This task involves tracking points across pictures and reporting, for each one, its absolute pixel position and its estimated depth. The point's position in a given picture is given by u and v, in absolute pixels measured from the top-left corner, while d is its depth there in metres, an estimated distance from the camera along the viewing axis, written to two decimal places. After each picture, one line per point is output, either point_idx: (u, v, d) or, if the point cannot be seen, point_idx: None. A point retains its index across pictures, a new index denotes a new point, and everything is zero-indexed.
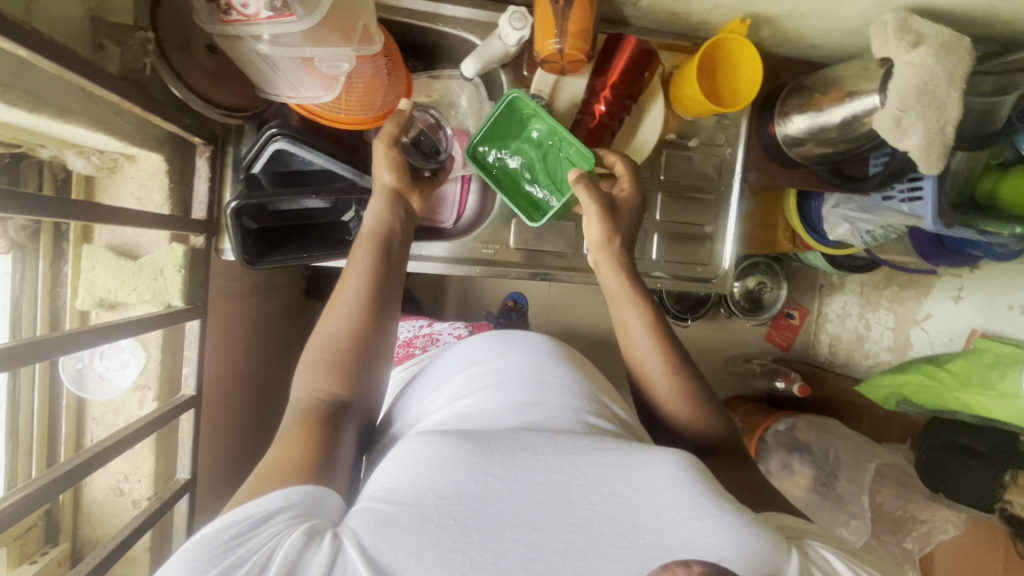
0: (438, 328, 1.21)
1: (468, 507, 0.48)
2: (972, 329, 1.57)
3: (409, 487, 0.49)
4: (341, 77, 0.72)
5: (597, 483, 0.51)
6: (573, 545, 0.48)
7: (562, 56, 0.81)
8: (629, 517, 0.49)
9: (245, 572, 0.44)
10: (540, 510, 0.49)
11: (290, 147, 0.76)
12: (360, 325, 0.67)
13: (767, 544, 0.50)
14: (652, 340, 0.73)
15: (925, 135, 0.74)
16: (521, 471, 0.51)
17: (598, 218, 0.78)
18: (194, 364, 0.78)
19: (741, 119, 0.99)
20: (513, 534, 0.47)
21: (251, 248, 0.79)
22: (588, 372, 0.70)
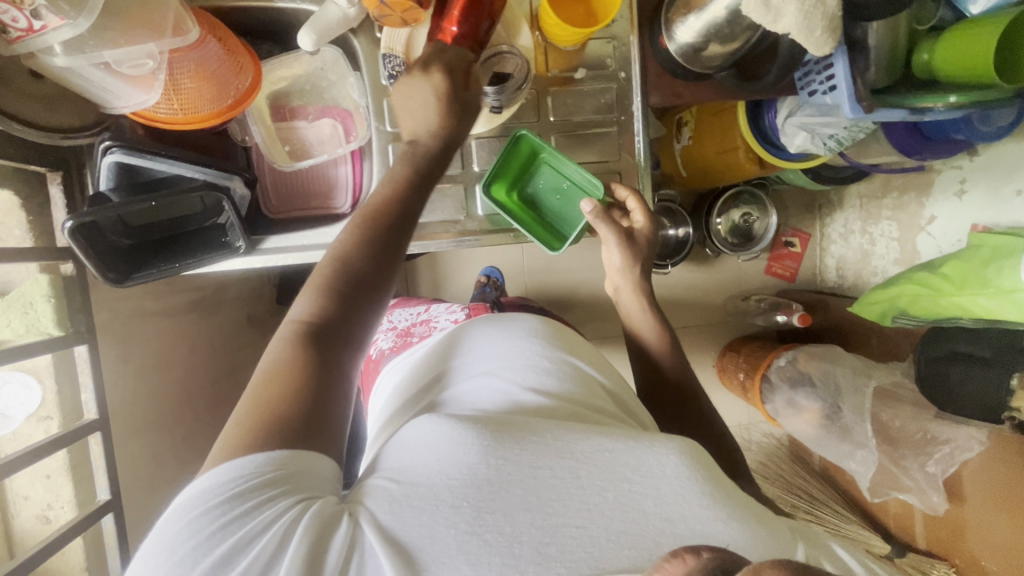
0: (436, 313, 1.13)
1: (482, 490, 0.51)
2: (974, 225, 1.42)
3: (420, 470, 0.52)
4: (157, 74, 0.70)
5: (609, 470, 0.54)
6: (586, 530, 0.51)
7: (391, 8, 0.73)
8: (641, 505, 0.53)
9: (245, 556, 0.45)
10: (552, 494, 0.52)
11: (127, 158, 0.73)
12: (330, 291, 0.60)
13: (767, 537, 0.54)
14: (641, 304, 0.88)
15: (800, 9, 0.64)
16: (533, 456, 0.53)
17: (618, 245, 0.85)
18: (93, 390, 0.79)
19: (630, 37, 0.89)
20: (527, 516, 0.50)
21: (115, 266, 0.77)
22: (568, 344, 0.76)
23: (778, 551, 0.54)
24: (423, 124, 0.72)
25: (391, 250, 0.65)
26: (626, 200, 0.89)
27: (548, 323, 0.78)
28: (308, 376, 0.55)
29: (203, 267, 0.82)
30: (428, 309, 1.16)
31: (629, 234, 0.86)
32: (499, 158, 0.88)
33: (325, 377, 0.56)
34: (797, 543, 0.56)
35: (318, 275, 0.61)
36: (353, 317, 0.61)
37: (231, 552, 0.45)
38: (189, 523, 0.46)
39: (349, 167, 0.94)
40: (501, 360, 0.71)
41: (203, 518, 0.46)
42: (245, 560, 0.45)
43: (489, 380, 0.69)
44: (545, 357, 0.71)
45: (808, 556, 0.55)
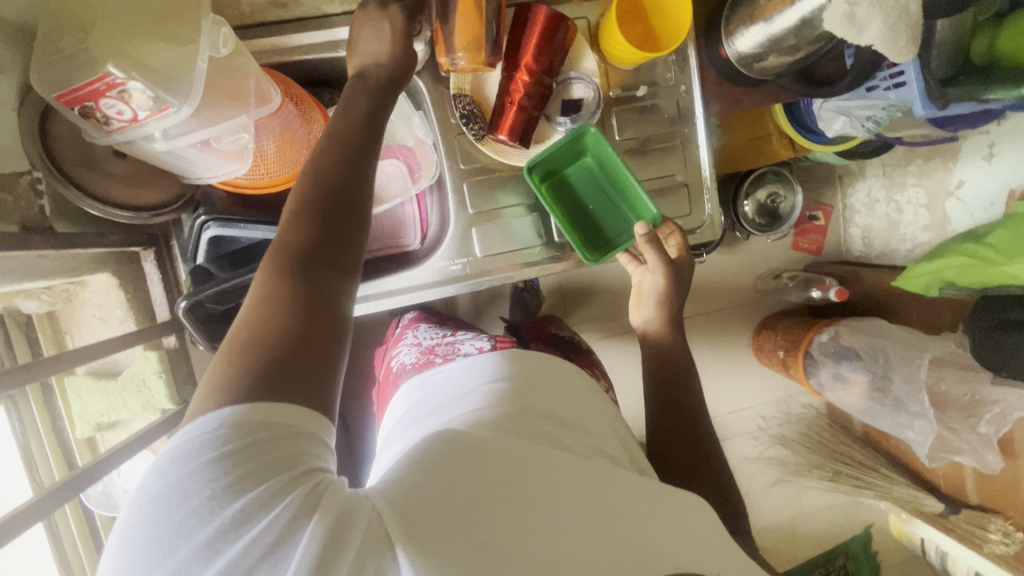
0: (461, 337, 1.01)
1: (502, 503, 0.47)
2: (1010, 190, 1.52)
3: (439, 473, 0.47)
4: (248, 146, 0.69)
5: (624, 508, 0.52)
6: (601, 560, 0.46)
7: (466, 68, 0.75)
8: (654, 545, 0.50)
9: (236, 540, 0.38)
10: (575, 517, 0.49)
11: (223, 230, 0.74)
12: (321, 212, 0.54)
13: None
14: (668, 329, 0.84)
15: (885, 23, 0.65)
16: (557, 479, 0.51)
17: (664, 274, 0.82)
18: None
19: (687, 49, 0.89)
20: (546, 535, 0.46)
21: (220, 335, 0.78)
22: (580, 386, 0.76)
23: None
24: (368, 56, 0.67)
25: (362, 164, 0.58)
26: (670, 236, 0.87)
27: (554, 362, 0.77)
28: (300, 318, 0.49)
29: None
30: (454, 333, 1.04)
31: (676, 266, 0.84)
32: (553, 147, 0.82)
33: (321, 315, 0.49)
34: None
35: (297, 200, 0.55)
36: (343, 244, 0.54)
37: (240, 513, 0.39)
38: (195, 472, 0.40)
39: (414, 205, 0.95)
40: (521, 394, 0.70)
41: (203, 477, 0.40)
42: (234, 544, 0.38)
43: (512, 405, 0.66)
44: (558, 398, 0.70)
45: None
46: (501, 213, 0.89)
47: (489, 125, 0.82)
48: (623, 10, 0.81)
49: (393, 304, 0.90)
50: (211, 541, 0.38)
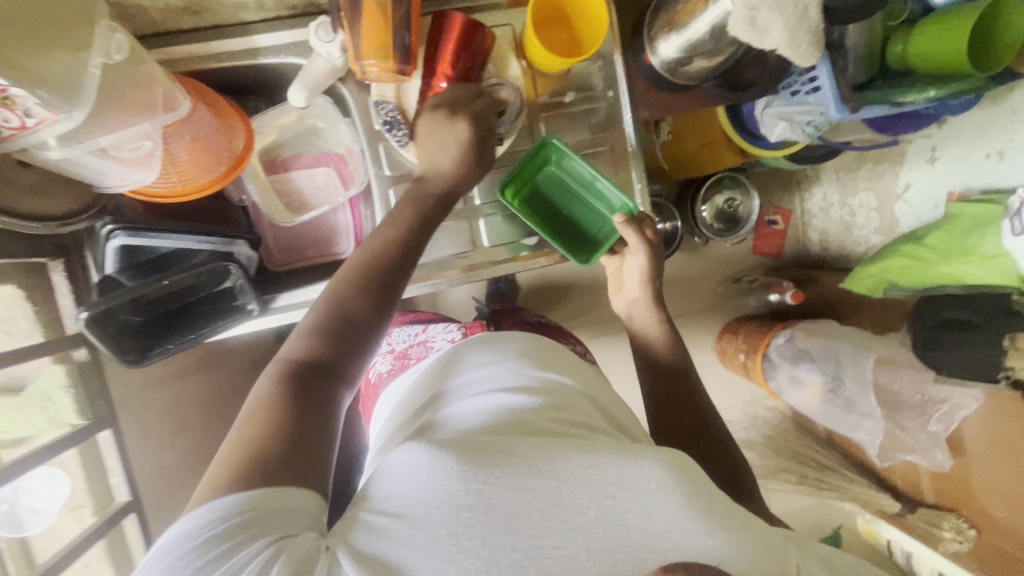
0: (432, 332, 1.08)
1: (461, 516, 0.49)
2: (951, 192, 1.48)
3: (404, 498, 0.50)
4: (154, 153, 0.69)
5: (589, 487, 0.52)
6: (564, 551, 0.49)
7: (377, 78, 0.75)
8: (623, 522, 0.51)
9: None
10: (532, 516, 0.50)
11: (131, 240, 0.72)
12: (310, 329, 0.61)
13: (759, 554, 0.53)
14: (651, 312, 0.87)
15: (785, 25, 0.66)
16: (516, 478, 0.51)
17: (643, 257, 0.86)
18: (121, 472, 0.91)
19: (614, 56, 0.90)
20: (507, 537, 0.49)
21: (133, 347, 0.76)
22: (565, 359, 0.75)
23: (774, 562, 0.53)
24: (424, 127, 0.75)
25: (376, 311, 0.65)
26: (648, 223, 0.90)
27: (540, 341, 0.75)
28: (288, 414, 0.54)
29: (220, 333, 0.83)
30: (424, 329, 1.12)
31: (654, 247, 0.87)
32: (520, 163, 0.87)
33: (299, 410, 0.54)
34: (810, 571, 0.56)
35: (309, 317, 0.62)
36: (323, 344, 0.60)
37: None
38: (177, 562, 0.44)
39: (348, 211, 0.93)
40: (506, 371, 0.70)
41: (195, 551, 0.44)
42: None
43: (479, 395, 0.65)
44: (539, 377, 0.68)
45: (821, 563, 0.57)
46: None
47: (411, 133, 0.82)
48: (544, 17, 0.81)
49: (317, 313, 0.88)
50: None
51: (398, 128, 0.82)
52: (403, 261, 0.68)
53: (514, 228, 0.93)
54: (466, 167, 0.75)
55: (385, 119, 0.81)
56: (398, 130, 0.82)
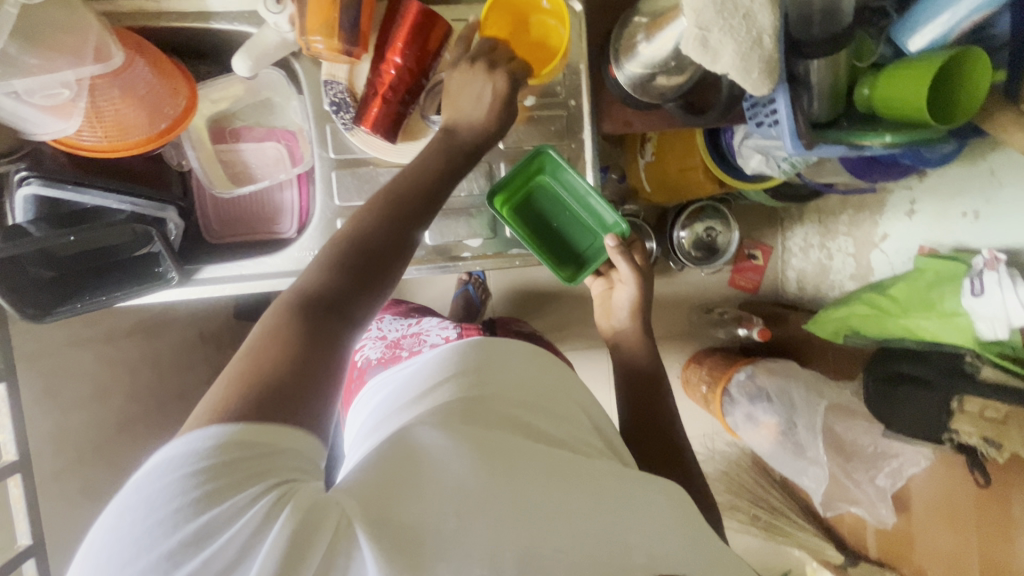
0: (427, 326, 1.08)
1: (473, 501, 0.48)
2: (922, 246, 1.48)
3: (414, 476, 0.49)
4: (76, 102, 0.66)
5: (594, 500, 0.53)
6: (569, 554, 0.48)
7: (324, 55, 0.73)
8: (623, 539, 0.51)
9: (216, 546, 0.41)
10: (540, 513, 0.49)
11: (45, 190, 0.70)
12: (354, 262, 0.59)
13: None
14: (642, 339, 0.88)
15: (736, 51, 0.64)
16: (526, 477, 0.52)
17: (633, 282, 0.87)
18: (12, 431, 0.83)
19: (581, 65, 0.89)
20: (517, 530, 0.47)
21: (36, 301, 0.73)
22: (564, 369, 0.75)
23: None
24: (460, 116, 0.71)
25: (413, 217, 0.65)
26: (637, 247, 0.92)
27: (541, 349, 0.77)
28: (308, 351, 0.52)
29: (134, 298, 0.79)
30: (418, 322, 1.10)
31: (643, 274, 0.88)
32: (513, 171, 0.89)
33: (329, 354, 0.53)
34: None
35: (330, 249, 0.59)
36: (369, 285, 0.59)
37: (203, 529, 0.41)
38: (176, 479, 0.43)
39: (294, 191, 0.92)
40: None
41: (179, 485, 0.42)
42: (210, 551, 0.41)
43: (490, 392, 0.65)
44: (541, 384, 0.69)
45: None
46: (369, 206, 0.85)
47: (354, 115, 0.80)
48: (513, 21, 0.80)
49: (243, 289, 0.84)
50: (186, 548, 0.41)
51: (346, 112, 0.81)
52: (419, 225, 0.65)
53: (461, 228, 0.92)
54: (472, 152, 0.72)
55: (335, 99, 0.80)
56: (345, 114, 0.81)
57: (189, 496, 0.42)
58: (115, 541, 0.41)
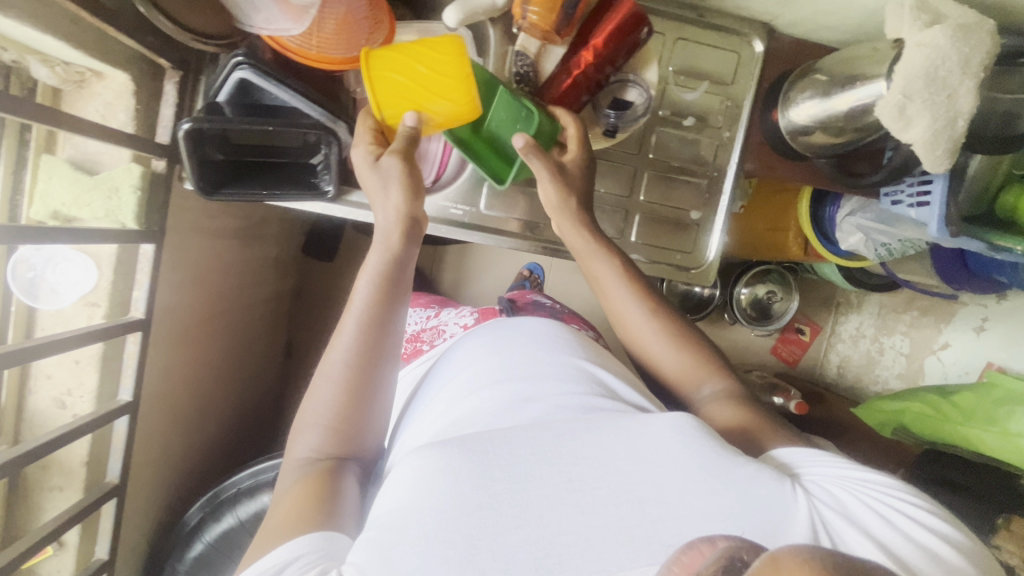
0: (445, 317, 1.11)
1: (472, 518, 0.53)
2: (988, 363, 1.49)
3: (413, 509, 0.54)
4: (311, 9, 0.71)
5: (599, 467, 0.57)
6: (581, 535, 0.53)
7: (533, 27, 0.77)
8: (634, 496, 0.55)
9: None
10: (542, 507, 0.54)
11: (255, 79, 0.74)
12: (343, 392, 0.68)
13: (769, 497, 0.56)
14: (629, 289, 0.81)
15: (930, 126, 0.67)
16: (519, 471, 0.56)
17: (552, 183, 0.78)
18: (146, 289, 0.79)
19: (745, 101, 0.92)
20: (519, 536, 0.53)
21: (210, 177, 0.77)
22: (591, 353, 0.81)
23: (783, 510, 0.55)
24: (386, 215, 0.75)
25: (406, 250, 0.75)
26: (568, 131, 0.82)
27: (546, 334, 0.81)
28: (324, 489, 0.62)
29: (286, 201, 0.82)
30: (438, 313, 1.12)
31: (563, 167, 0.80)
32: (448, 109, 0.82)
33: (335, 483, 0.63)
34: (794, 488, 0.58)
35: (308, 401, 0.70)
36: (347, 400, 0.68)
37: None
38: None
39: (440, 144, 0.92)
40: (502, 374, 0.72)
41: None
42: None
43: (484, 392, 0.70)
44: (531, 373, 0.72)
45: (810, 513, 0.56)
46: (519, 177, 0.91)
47: (536, 90, 0.84)
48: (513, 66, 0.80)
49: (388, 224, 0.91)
50: None
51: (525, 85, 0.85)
52: (393, 310, 0.72)
53: None
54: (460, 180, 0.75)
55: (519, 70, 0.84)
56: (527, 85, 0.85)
57: None
58: None
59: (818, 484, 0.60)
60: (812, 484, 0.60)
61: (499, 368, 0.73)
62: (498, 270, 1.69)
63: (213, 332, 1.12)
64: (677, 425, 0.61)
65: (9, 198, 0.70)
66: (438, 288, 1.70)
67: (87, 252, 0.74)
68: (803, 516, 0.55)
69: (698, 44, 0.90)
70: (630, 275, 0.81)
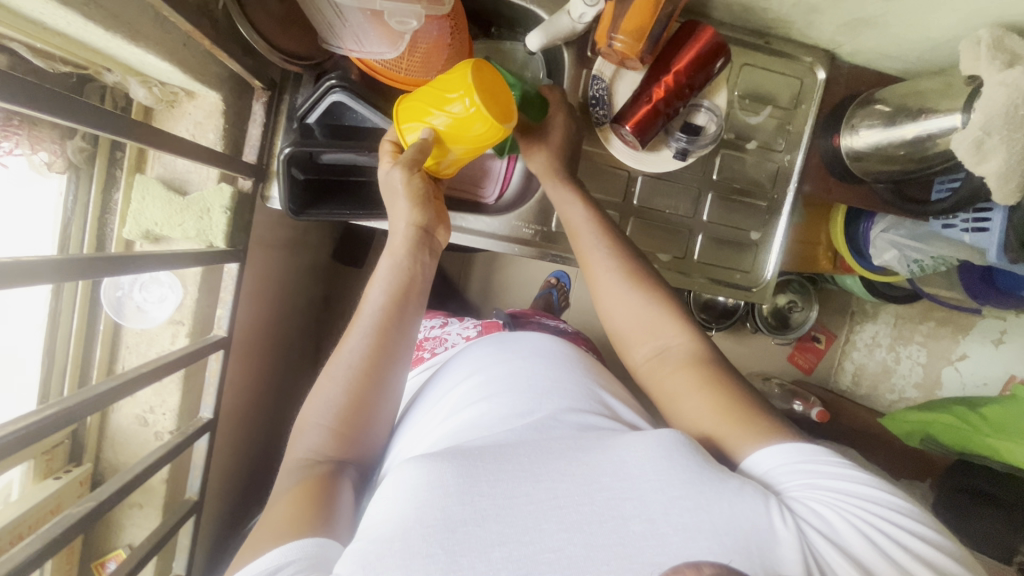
0: (451, 328, 1.01)
1: (455, 533, 0.48)
2: (1010, 376, 1.55)
3: (394, 520, 0.50)
4: (407, 34, 0.69)
5: (584, 483, 0.53)
6: (563, 553, 0.48)
7: (616, 53, 0.78)
8: (618, 512, 0.50)
9: None
10: (528, 523, 0.50)
11: (347, 101, 0.74)
12: (353, 394, 0.63)
13: (756, 511, 0.51)
14: (607, 251, 0.78)
15: (1005, 162, 0.70)
16: (508, 486, 0.52)
17: (543, 153, 0.83)
18: (229, 307, 0.78)
19: (805, 127, 0.95)
20: (502, 551, 0.48)
21: (297, 197, 0.77)
22: (591, 372, 0.74)
23: (771, 524, 0.51)
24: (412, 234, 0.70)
25: (418, 261, 0.70)
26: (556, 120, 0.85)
27: (553, 349, 0.75)
28: (325, 496, 0.57)
29: (367, 222, 0.81)
30: (444, 324, 1.03)
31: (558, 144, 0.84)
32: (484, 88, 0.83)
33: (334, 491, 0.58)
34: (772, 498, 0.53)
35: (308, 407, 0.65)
36: (349, 407, 0.63)
37: None
38: None
39: (504, 162, 0.96)
40: (501, 383, 0.67)
41: None
42: None
43: (471, 405, 0.66)
44: (528, 382, 0.67)
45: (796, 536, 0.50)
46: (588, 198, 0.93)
47: (614, 116, 0.85)
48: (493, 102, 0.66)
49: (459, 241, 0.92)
50: None
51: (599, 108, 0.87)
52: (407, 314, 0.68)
53: (653, 241, 0.96)
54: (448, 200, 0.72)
55: (597, 95, 0.86)
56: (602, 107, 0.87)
57: None
58: None
59: (802, 504, 0.54)
60: (795, 502, 0.54)
61: (486, 378, 0.69)
62: (525, 278, 1.70)
63: (262, 347, 1.10)
64: (660, 441, 0.56)
65: (99, 216, 0.72)
66: (466, 295, 1.70)
67: (174, 271, 0.74)
68: (788, 540, 0.50)
69: (764, 70, 0.93)
70: (608, 230, 0.80)
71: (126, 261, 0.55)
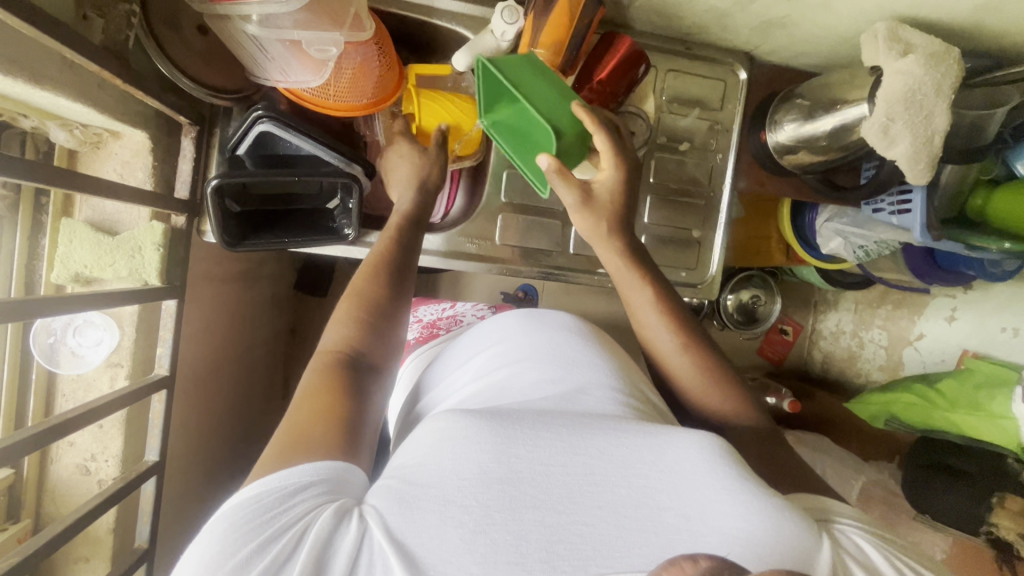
0: (462, 309, 1.04)
1: (491, 489, 0.47)
2: (964, 350, 1.49)
3: (432, 468, 0.48)
4: (330, 62, 0.70)
5: (622, 466, 0.50)
6: (594, 528, 0.47)
7: None
8: (652, 501, 0.48)
9: (280, 546, 0.43)
10: (563, 493, 0.48)
11: (275, 130, 0.74)
12: (370, 319, 0.64)
13: (793, 529, 0.48)
14: (659, 315, 0.71)
15: (912, 145, 0.73)
16: (545, 453, 0.50)
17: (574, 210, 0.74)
18: (169, 345, 0.77)
19: (733, 125, 0.98)
20: (536, 515, 0.46)
21: (232, 230, 0.77)
22: (612, 349, 0.70)
23: (803, 549, 0.48)
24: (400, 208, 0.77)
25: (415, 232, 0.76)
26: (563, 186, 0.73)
27: (580, 322, 0.72)
28: (342, 402, 0.56)
29: (308, 248, 0.82)
30: (453, 305, 1.06)
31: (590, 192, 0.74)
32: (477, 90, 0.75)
33: (354, 405, 0.56)
34: (822, 535, 0.51)
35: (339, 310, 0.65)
36: (385, 341, 0.65)
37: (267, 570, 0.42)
38: (245, 528, 0.44)
39: (447, 181, 0.97)
40: (527, 351, 0.65)
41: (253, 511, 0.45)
42: (266, 561, 0.42)
43: (500, 374, 0.64)
44: (562, 356, 0.64)
45: (833, 560, 0.49)
46: (531, 209, 0.94)
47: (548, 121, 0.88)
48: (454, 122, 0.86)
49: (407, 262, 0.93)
50: (258, 555, 0.42)
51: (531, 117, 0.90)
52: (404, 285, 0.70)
53: None
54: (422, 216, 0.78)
55: None
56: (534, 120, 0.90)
57: (251, 519, 0.44)
58: (195, 553, 0.43)
59: (850, 538, 0.53)
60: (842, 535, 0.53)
61: (514, 349, 0.66)
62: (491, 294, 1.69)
63: (216, 382, 1.07)
64: (707, 440, 0.52)
65: (27, 264, 0.71)
66: None
67: (108, 313, 0.73)
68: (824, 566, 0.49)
69: (688, 75, 0.96)
70: (664, 300, 0.73)
71: (59, 302, 0.55)
